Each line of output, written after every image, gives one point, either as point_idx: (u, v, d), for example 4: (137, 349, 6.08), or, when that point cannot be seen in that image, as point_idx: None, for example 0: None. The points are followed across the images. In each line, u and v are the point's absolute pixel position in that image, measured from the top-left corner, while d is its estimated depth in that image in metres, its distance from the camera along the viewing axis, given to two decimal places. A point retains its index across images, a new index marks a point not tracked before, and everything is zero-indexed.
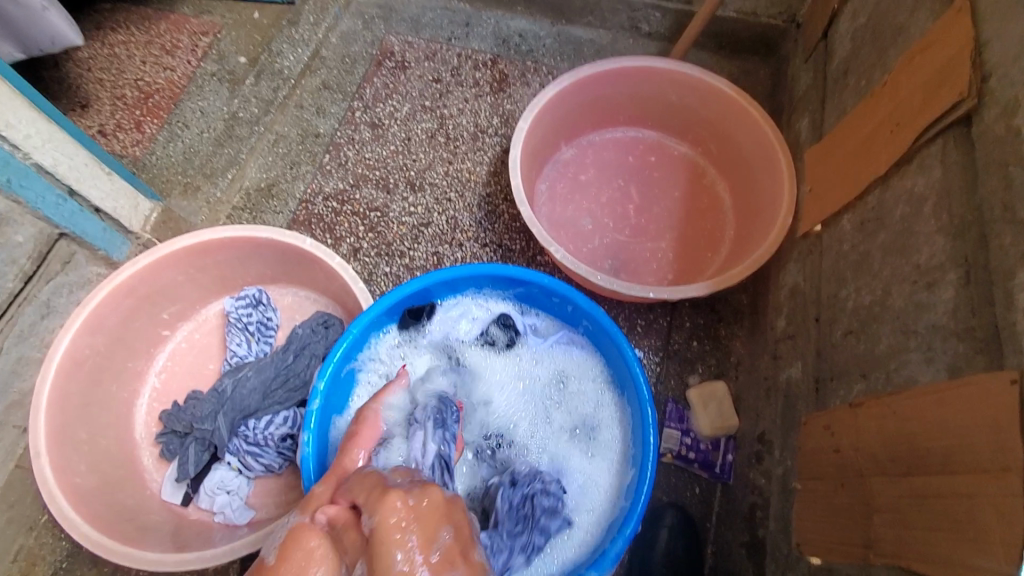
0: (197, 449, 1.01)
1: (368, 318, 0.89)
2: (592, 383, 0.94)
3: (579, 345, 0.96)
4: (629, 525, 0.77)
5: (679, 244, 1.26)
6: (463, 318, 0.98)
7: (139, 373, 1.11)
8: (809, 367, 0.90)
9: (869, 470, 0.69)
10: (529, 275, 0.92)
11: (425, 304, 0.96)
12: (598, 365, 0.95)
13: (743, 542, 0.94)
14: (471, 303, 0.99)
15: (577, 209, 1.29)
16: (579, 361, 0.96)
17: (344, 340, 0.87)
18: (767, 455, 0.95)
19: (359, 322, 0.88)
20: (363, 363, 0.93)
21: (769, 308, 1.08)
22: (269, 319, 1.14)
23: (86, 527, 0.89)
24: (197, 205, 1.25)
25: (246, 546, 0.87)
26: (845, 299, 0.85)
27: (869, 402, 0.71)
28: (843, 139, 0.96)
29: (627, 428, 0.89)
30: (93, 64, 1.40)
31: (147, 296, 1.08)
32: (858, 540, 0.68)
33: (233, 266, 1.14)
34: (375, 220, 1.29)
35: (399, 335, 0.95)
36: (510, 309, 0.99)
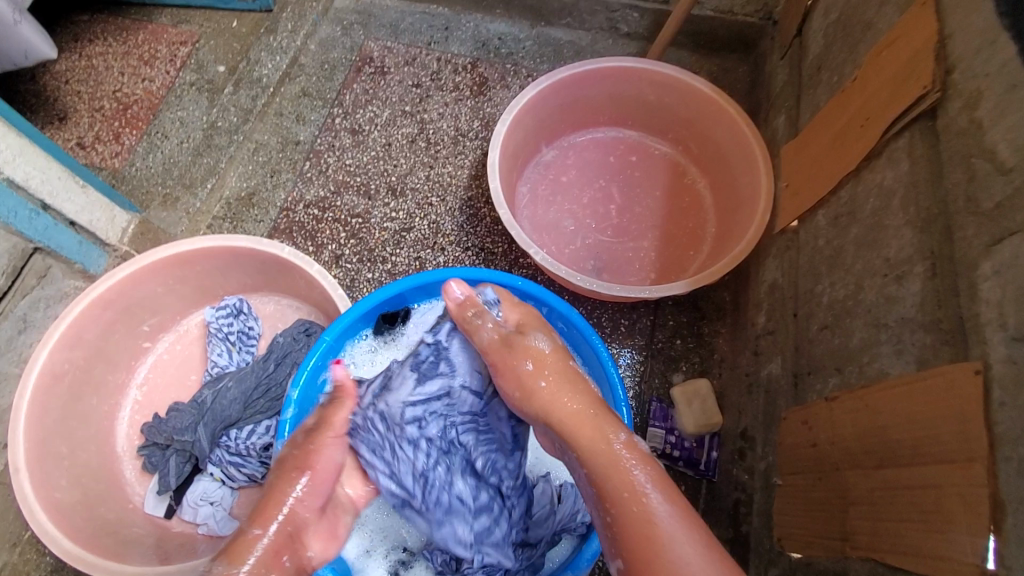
0: (178, 461, 1.00)
1: (342, 325, 0.89)
2: None
3: None
4: None
5: (660, 243, 1.26)
6: None
7: (120, 386, 1.10)
8: (788, 362, 0.90)
9: (844, 463, 0.69)
10: (503, 279, 0.92)
11: (400, 309, 0.95)
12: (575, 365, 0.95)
13: (727, 538, 0.94)
14: None
15: (559, 210, 1.29)
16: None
17: (317, 348, 0.87)
18: (750, 451, 0.95)
19: (332, 329, 0.88)
20: None
21: (750, 304, 1.08)
22: (251, 329, 1.14)
23: (66, 542, 0.88)
24: (177, 215, 1.23)
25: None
26: (821, 294, 0.85)
27: (844, 395, 0.72)
28: (817, 135, 0.97)
29: None
30: (71, 77, 1.40)
31: (127, 309, 1.07)
32: (835, 533, 0.68)
33: (213, 276, 1.13)
34: (356, 226, 1.29)
35: (376, 340, 0.95)
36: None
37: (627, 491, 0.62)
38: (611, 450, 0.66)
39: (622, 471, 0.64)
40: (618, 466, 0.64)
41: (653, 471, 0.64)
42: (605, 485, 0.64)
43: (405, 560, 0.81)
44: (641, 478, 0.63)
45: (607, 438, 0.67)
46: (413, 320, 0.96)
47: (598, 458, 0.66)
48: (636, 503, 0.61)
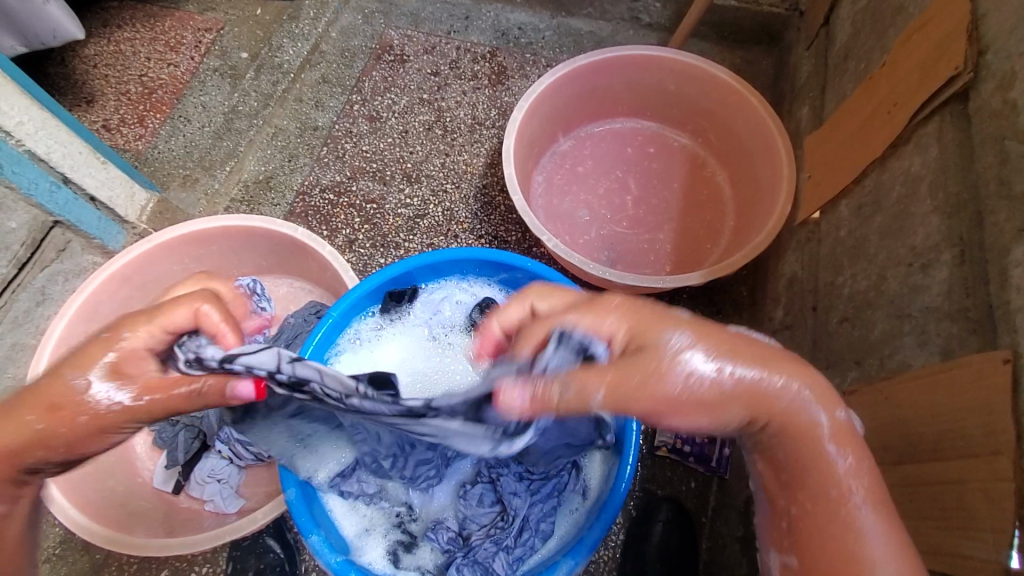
0: (187, 436, 1.00)
1: (347, 302, 0.88)
2: None
3: None
4: (608, 512, 0.74)
5: (677, 236, 1.24)
6: (446, 301, 0.97)
7: None
8: (805, 358, 0.87)
9: None
10: (514, 260, 0.91)
11: (407, 288, 0.94)
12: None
13: (737, 537, 0.92)
14: (454, 287, 0.98)
15: (574, 201, 1.28)
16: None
17: (323, 324, 0.87)
18: None
19: (339, 305, 0.88)
20: (344, 346, 0.91)
21: (768, 299, 1.06)
22: (263, 309, 1.12)
23: (77, 514, 0.90)
24: (195, 196, 1.26)
25: (192, 545, 0.88)
26: (841, 286, 0.82)
27: (861, 389, 0.69)
28: (843, 123, 0.93)
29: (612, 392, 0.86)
30: (99, 61, 1.41)
31: (144, 286, 1.09)
32: None
33: (229, 256, 1.14)
34: (371, 212, 1.29)
35: (381, 318, 0.93)
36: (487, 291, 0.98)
37: (834, 485, 0.52)
38: (813, 428, 0.53)
39: (826, 466, 0.53)
40: (813, 446, 0.53)
41: (852, 447, 0.53)
42: (800, 476, 0.54)
43: (406, 542, 0.80)
44: (844, 463, 0.53)
45: (816, 424, 0.53)
46: (419, 300, 0.95)
47: (790, 430, 0.53)
48: (841, 503, 0.52)
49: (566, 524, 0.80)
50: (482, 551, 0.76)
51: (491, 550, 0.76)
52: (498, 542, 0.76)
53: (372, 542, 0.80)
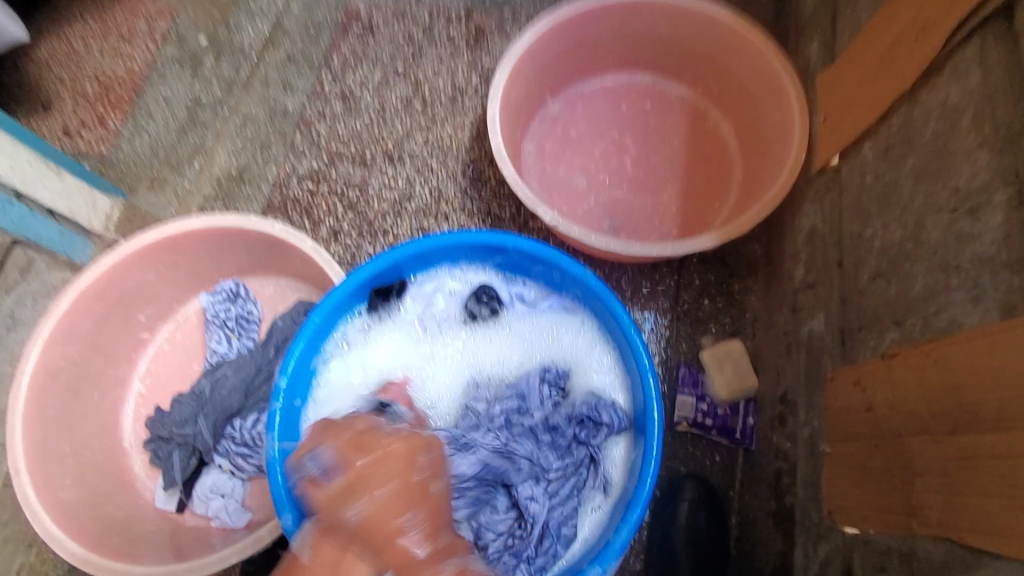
0: (182, 455, 0.95)
1: (329, 304, 0.82)
2: (584, 342, 0.88)
3: (569, 310, 0.89)
4: (633, 512, 0.71)
5: (682, 196, 1.16)
6: (438, 292, 0.90)
7: (121, 379, 1.06)
8: (833, 318, 0.81)
9: (907, 428, 0.61)
10: (508, 241, 0.84)
11: (395, 281, 0.88)
12: (585, 321, 0.88)
13: (770, 511, 0.87)
14: (446, 276, 0.91)
15: (569, 167, 1.19)
16: (563, 318, 0.89)
17: (305, 330, 0.80)
18: (791, 417, 0.88)
19: (320, 309, 0.81)
20: (333, 349, 0.86)
21: (786, 256, 0.98)
22: (250, 313, 1.07)
23: (73, 544, 0.85)
24: (166, 198, 1.20)
25: (200, 568, 0.84)
26: (871, 238, 0.75)
27: (905, 351, 0.62)
28: (860, 56, 0.84)
29: (627, 376, 0.84)
30: (52, 62, 1.29)
31: (120, 299, 1.03)
32: (896, 507, 0.61)
33: (207, 260, 1.07)
34: (354, 198, 1.21)
35: (369, 317, 0.87)
36: (482, 277, 0.91)
37: None
38: None
39: None
40: None
41: None
42: None
43: None
44: None
45: None
46: (409, 293, 0.89)
47: None
48: None
49: (589, 525, 0.78)
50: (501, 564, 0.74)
51: (511, 562, 0.73)
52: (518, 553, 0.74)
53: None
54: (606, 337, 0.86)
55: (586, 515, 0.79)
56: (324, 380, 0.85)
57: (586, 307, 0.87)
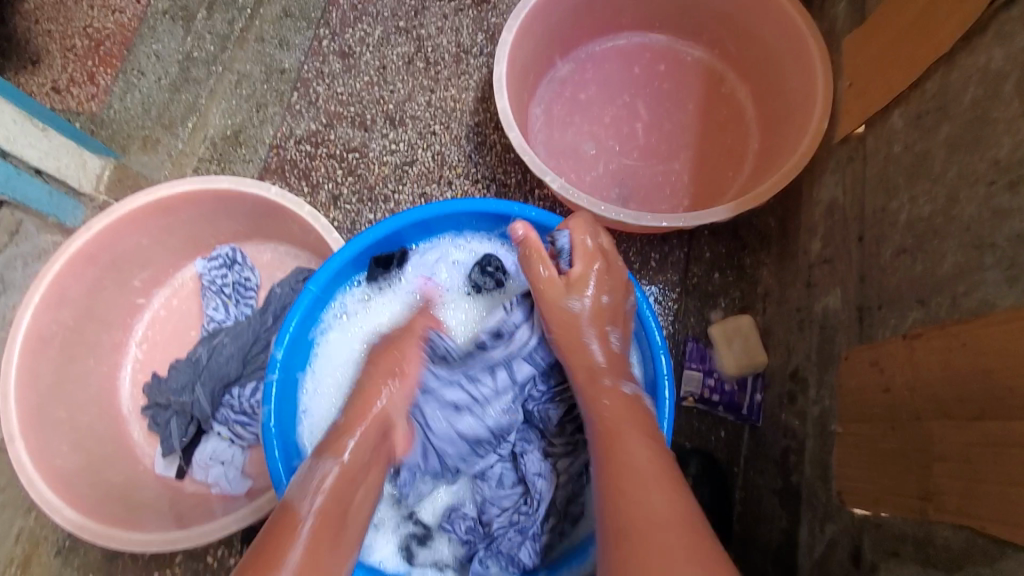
0: (180, 423, 0.94)
1: (327, 274, 0.79)
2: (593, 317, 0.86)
3: None
4: None
5: (695, 165, 1.11)
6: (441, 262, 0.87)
7: (118, 345, 1.04)
8: (850, 295, 0.78)
9: (928, 412, 0.59)
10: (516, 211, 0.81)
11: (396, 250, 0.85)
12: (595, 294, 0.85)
13: (775, 489, 0.86)
14: (450, 245, 0.88)
15: (577, 133, 1.14)
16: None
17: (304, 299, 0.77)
18: (800, 394, 0.86)
19: (319, 278, 0.78)
20: (331, 319, 0.84)
21: (801, 230, 0.95)
22: (246, 280, 1.04)
23: (69, 511, 0.85)
24: (158, 158, 1.16)
25: (203, 536, 0.84)
26: (896, 212, 0.71)
27: (929, 332, 0.60)
28: (894, 16, 0.79)
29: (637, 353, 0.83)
30: (41, 15, 1.20)
31: (114, 264, 1.00)
32: (912, 491, 0.60)
33: (202, 224, 1.04)
34: (353, 162, 1.16)
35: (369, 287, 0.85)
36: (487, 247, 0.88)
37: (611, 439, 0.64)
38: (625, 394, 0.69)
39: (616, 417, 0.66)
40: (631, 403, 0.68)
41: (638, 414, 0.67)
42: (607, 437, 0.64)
43: (420, 536, 0.77)
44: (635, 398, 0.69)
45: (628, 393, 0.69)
46: (412, 262, 0.86)
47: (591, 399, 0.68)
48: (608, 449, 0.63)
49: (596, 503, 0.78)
50: (506, 542, 0.74)
51: (516, 539, 0.74)
52: (523, 529, 0.74)
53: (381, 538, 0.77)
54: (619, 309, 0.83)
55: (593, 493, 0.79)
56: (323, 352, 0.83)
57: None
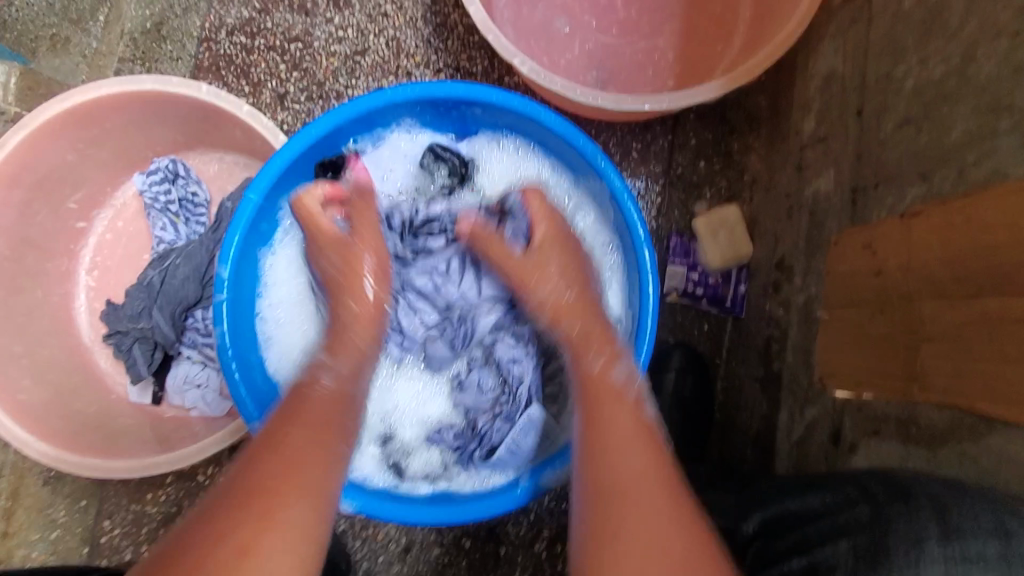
0: (144, 349, 0.89)
1: (268, 177, 0.71)
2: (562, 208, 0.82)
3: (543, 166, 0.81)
4: None
5: (679, 41, 1.00)
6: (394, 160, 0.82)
7: (67, 274, 0.96)
8: (844, 176, 0.73)
9: (920, 293, 0.56)
10: (465, 91, 0.72)
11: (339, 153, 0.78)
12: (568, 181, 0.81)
13: (757, 377, 0.86)
14: (399, 137, 0.82)
15: (548, 7, 1.01)
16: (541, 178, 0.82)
17: (244, 209, 0.70)
18: (786, 283, 0.83)
19: (257, 185, 0.70)
20: (281, 230, 0.79)
21: (794, 107, 0.87)
22: (195, 195, 0.95)
23: (37, 444, 0.82)
24: (73, 62, 1.01)
25: (181, 460, 0.82)
26: (901, 78, 0.65)
27: (931, 210, 0.56)
28: None
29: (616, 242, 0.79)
30: None
31: (42, 185, 0.89)
32: (896, 372, 0.58)
33: (134, 133, 0.92)
34: (297, 55, 1.03)
35: None
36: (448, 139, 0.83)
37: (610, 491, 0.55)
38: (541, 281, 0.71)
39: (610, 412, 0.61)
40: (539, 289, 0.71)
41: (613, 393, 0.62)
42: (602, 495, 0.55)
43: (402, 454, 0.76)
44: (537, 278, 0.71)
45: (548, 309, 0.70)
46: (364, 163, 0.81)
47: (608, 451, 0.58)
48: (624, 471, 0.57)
49: None
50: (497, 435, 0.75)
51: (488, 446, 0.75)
52: (509, 418, 0.75)
53: (364, 453, 0.75)
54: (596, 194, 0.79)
55: None
56: (272, 267, 0.79)
57: (576, 163, 0.78)
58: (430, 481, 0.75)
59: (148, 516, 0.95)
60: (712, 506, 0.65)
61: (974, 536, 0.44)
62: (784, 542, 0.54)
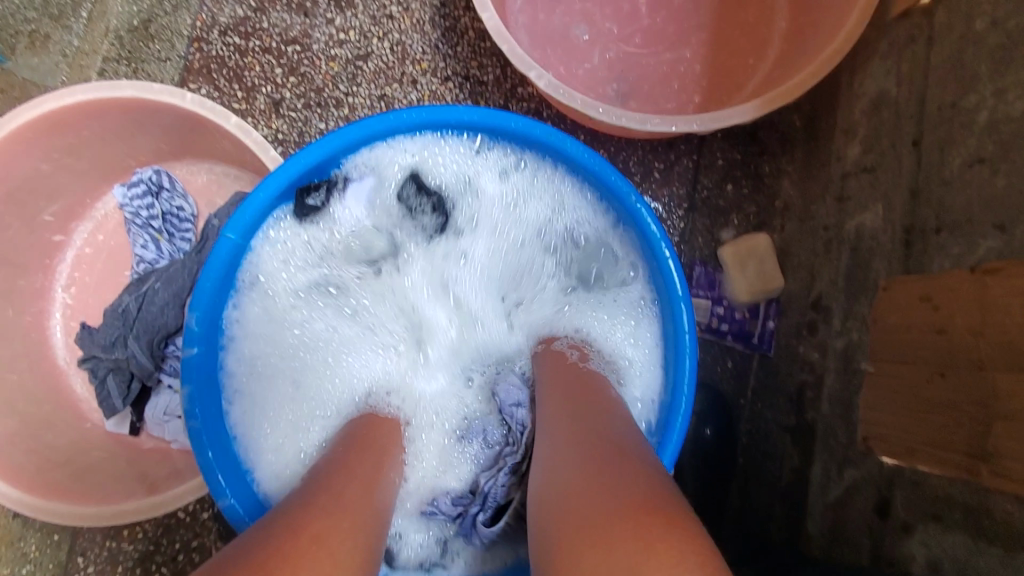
0: (118, 380, 0.82)
1: (250, 212, 0.66)
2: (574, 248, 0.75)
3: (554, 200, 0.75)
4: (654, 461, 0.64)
5: (708, 52, 0.93)
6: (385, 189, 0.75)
7: (41, 291, 0.89)
8: (895, 213, 0.65)
9: (994, 362, 0.49)
10: (480, 118, 0.69)
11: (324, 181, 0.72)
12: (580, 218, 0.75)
13: (787, 425, 0.79)
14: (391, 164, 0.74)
15: (567, 12, 0.93)
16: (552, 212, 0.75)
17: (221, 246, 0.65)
18: (823, 325, 0.76)
19: (236, 220, 0.66)
20: (257, 269, 0.71)
21: (835, 130, 0.80)
22: (180, 210, 0.88)
23: (3, 486, 0.76)
24: (52, 61, 0.94)
25: (156, 507, 0.76)
26: (971, 109, 0.57)
27: (1010, 268, 0.49)
28: None
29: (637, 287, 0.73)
30: None
31: (13, 196, 0.82)
32: (960, 448, 0.51)
33: (114, 141, 0.85)
34: (294, 58, 0.95)
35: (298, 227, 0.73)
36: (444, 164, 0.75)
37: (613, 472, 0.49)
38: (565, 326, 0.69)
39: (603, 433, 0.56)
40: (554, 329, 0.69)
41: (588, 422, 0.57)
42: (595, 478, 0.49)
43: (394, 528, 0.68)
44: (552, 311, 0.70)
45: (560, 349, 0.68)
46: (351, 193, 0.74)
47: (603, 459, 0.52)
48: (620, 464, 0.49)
49: None
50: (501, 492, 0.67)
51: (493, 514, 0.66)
52: (514, 471, 0.67)
53: None
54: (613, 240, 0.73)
55: None
56: (243, 313, 0.71)
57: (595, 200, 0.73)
58: (424, 570, 0.68)
59: (123, 554, 0.89)
60: None
61: None
62: None
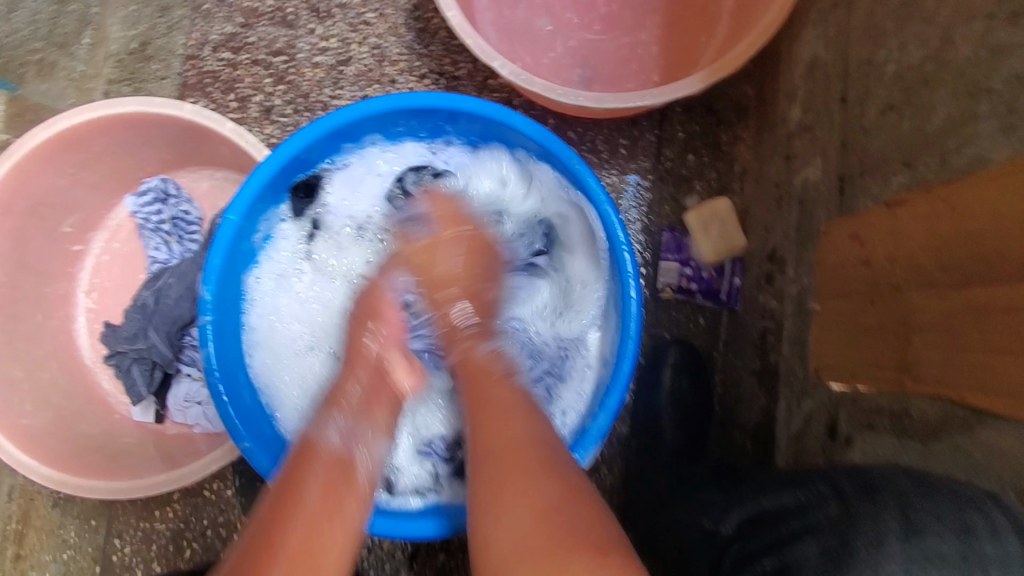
0: (142, 369, 0.91)
1: (245, 201, 0.73)
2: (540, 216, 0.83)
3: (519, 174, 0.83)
4: (612, 397, 0.71)
5: (663, 34, 0.99)
6: (369, 176, 0.83)
7: (65, 297, 0.97)
8: (830, 163, 0.72)
9: (909, 282, 0.55)
10: (439, 100, 0.74)
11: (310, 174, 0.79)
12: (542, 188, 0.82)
13: (754, 369, 0.85)
14: (377, 155, 0.83)
15: (529, 5, 1.00)
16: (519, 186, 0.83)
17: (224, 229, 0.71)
18: (779, 275, 0.83)
19: (235, 206, 0.72)
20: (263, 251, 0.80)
21: (780, 96, 0.86)
22: (186, 213, 0.96)
23: (44, 469, 0.83)
24: (59, 85, 1.02)
25: (182, 478, 0.83)
26: (882, 64, 0.64)
27: (916, 198, 0.55)
28: None
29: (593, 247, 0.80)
30: None
31: (35, 211, 0.90)
32: (889, 363, 0.57)
33: (122, 154, 0.93)
34: (281, 67, 1.03)
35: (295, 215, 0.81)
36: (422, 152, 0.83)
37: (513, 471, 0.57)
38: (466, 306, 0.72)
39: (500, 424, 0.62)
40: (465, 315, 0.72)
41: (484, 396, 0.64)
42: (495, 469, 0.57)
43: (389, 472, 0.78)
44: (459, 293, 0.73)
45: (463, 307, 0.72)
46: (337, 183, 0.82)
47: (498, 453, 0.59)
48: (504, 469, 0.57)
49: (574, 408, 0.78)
50: None
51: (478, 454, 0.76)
52: None
53: None
54: (573, 200, 0.79)
55: (570, 390, 0.79)
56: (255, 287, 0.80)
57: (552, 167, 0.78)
58: (420, 495, 0.77)
59: (156, 533, 0.97)
60: (701, 504, 0.64)
61: (934, 533, 0.45)
62: (763, 539, 0.54)
